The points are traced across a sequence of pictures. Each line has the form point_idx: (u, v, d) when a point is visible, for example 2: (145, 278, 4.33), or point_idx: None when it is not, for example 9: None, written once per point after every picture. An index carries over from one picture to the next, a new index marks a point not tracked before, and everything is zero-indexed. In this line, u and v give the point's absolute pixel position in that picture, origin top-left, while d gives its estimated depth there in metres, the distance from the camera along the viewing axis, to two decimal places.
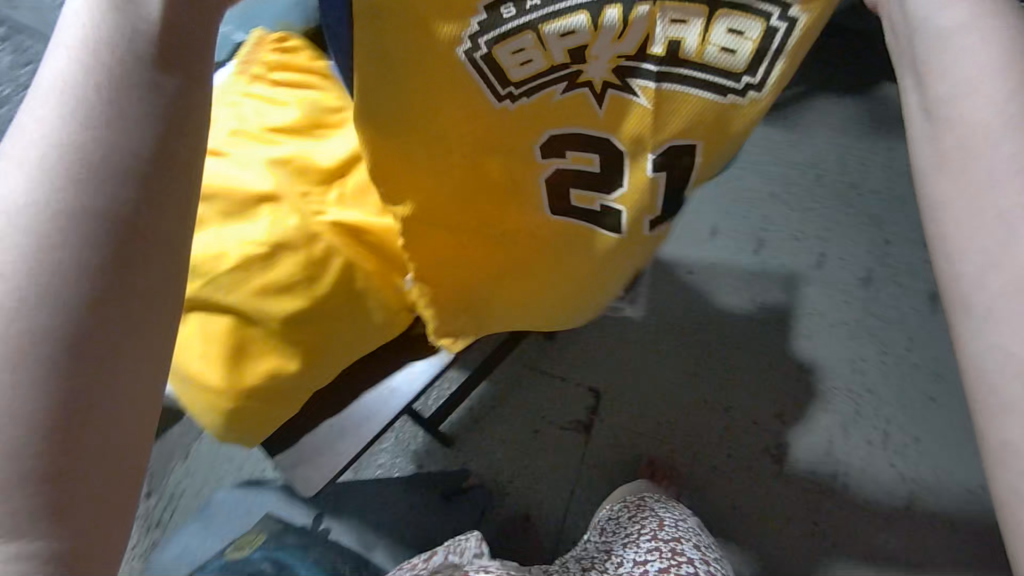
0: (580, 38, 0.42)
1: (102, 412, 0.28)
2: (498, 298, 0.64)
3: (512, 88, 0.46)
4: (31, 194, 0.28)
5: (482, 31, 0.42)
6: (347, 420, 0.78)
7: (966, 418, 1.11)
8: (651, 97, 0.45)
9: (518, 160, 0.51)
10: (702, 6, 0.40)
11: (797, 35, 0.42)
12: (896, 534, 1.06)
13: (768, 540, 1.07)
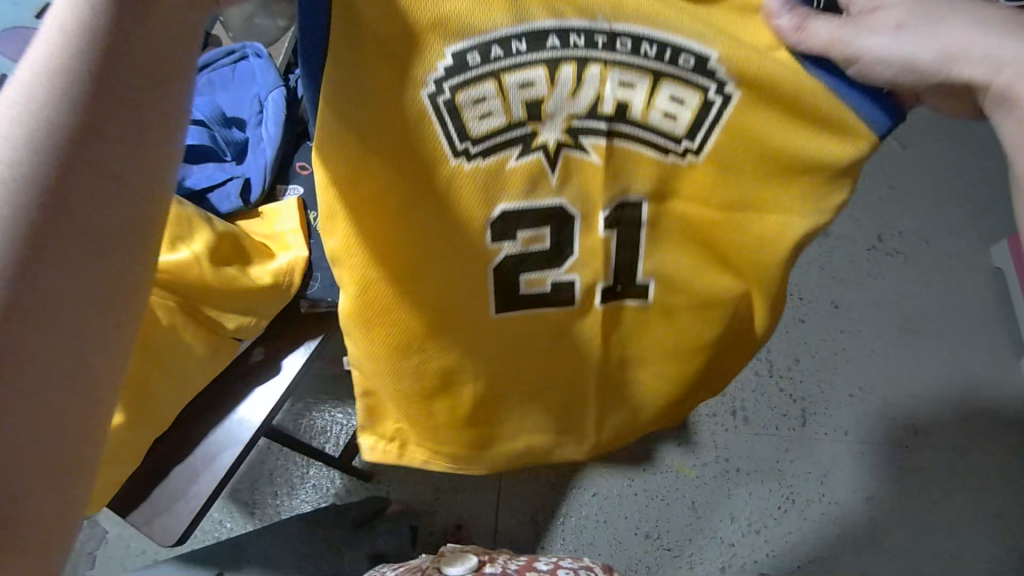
0: (539, 92, 0.44)
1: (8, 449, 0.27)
2: (444, 399, 0.59)
3: (471, 144, 0.45)
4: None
5: (447, 76, 0.42)
6: (205, 458, 0.67)
7: (859, 336, 1.21)
8: (601, 154, 0.48)
9: (464, 226, 0.49)
10: (649, 74, 0.44)
11: (732, 113, 0.47)
12: (799, 451, 1.13)
13: (693, 497, 1.11)
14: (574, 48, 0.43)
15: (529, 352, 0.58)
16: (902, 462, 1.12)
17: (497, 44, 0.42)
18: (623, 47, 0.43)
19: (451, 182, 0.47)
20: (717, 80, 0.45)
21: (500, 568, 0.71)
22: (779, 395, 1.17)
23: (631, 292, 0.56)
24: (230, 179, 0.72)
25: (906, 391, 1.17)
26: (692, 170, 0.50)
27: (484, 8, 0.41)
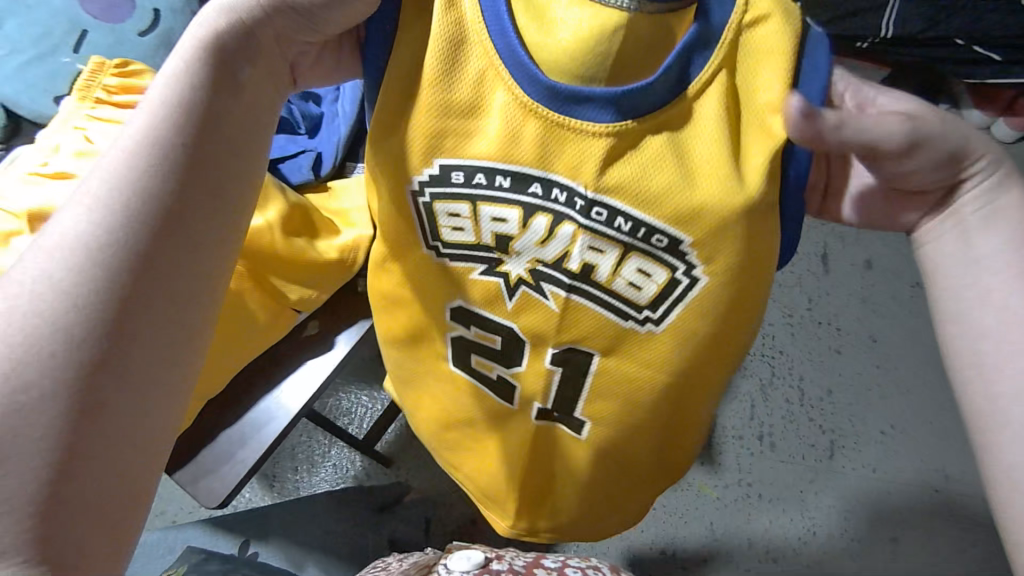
0: (508, 229, 0.46)
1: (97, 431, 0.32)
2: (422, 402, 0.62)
3: (441, 242, 0.49)
4: (86, 231, 0.34)
5: (430, 183, 0.46)
6: (250, 428, 0.67)
7: (901, 373, 1.16)
8: (560, 303, 0.49)
9: (430, 294, 0.53)
10: (621, 246, 0.45)
11: (697, 294, 0.47)
12: (824, 484, 1.10)
13: (712, 518, 1.09)
14: (554, 202, 0.45)
15: (478, 417, 0.59)
16: (931, 510, 1.08)
17: (483, 173, 0.45)
18: (598, 216, 0.44)
19: (426, 261, 0.51)
20: (687, 262, 0.46)
21: (508, 565, 0.66)
22: (810, 429, 1.14)
23: (568, 422, 0.57)
24: (302, 152, 0.73)
25: (941, 436, 1.11)
26: (648, 340, 0.50)
27: (483, 143, 0.44)
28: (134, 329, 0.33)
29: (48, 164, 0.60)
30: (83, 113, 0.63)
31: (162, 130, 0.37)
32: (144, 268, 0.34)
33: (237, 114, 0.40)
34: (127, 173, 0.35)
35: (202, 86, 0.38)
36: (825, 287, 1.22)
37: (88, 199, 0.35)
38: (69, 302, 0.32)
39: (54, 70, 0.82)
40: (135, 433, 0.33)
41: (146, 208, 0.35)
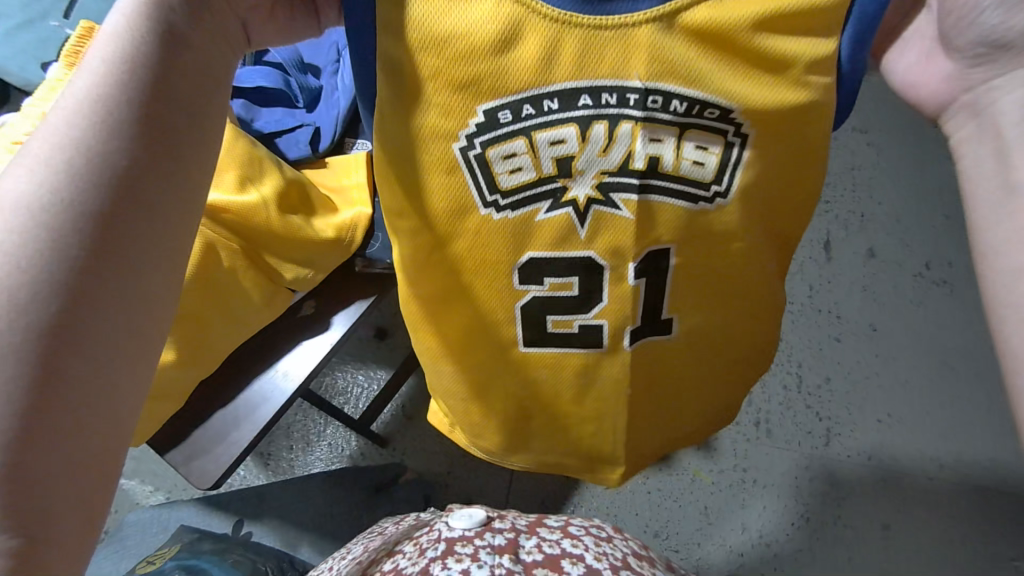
0: (569, 149, 0.46)
1: (69, 396, 0.32)
2: (484, 387, 0.59)
3: (500, 196, 0.48)
4: (37, 192, 0.33)
5: (478, 132, 0.46)
6: (242, 407, 0.67)
7: (900, 363, 1.14)
8: (634, 210, 0.47)
9: (490, 251, 0.50)
10: (674, 129, 0.46)
11: (752, 152, 0.47)
12: (819, 472, 1.10)
13: (704, 502, 1.09)
14: (607, 107, 0.45)
15: (556, 385, 0.57)
16: (924, 500, 1.07)
17: (530, 102, 0.44)
18: (654, 104, 0.44)
19: (479, 228, 0.49)
20: (735, 124, 0.46)
21: (509, 523, 0.60)
22: (807, 417, 1.13)
23: (657, 330, 0.54)
24: (301, 126, 0.71)
25: (936, 426, 1.10)
26: (722, 216, 0.49)
27: (519, 72, 0.44)
28: (92, 296, 0.33)
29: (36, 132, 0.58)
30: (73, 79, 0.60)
31: (106, 88, 0.36)
32: (110, 232, 0.34)
33: (188, 71, 0.39)
34: (78, 133, 0.35)
35: (148, 43, 0.38)
36: (829, 274, 1.20)
37: (32, 160, 0.34)
38: (12, 265, 0.32)
39: (42, 36, 0.79)
40: (96, 403, 0.33)
41: (95, 169, 0.34)
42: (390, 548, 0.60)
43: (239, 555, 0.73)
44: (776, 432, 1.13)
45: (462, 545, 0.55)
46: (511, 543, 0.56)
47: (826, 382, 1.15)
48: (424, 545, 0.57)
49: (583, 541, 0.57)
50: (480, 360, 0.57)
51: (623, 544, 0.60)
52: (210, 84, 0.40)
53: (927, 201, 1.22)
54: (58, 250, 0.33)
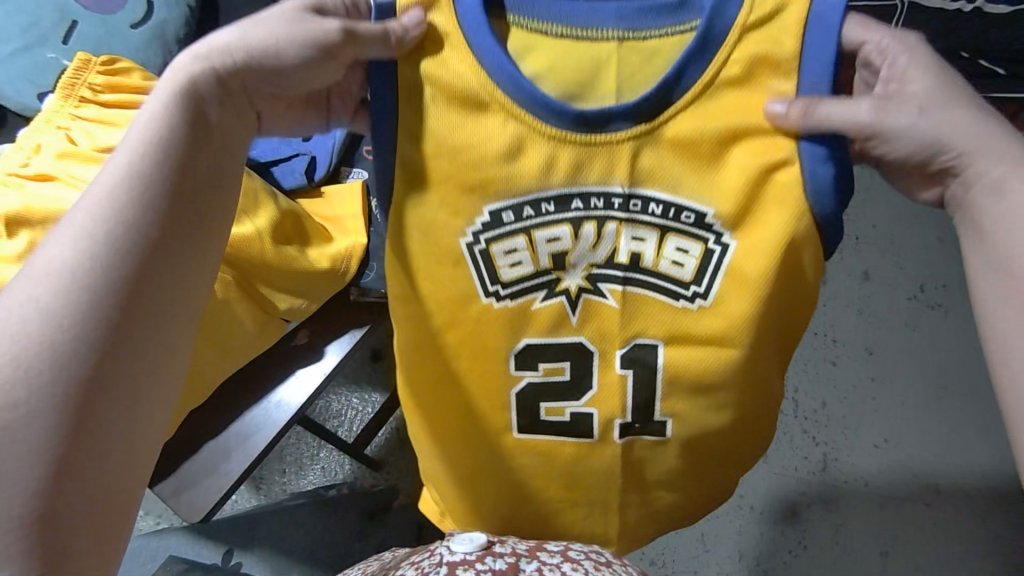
0: (563, 245, 0.48)
1: (88, 464, 0.34)
2: (476, 481, 0.58)
3: (500, 286, 0.49)
4: (73, 260, 0.36)
5: (483, 229, 0.47)
6: (235, 436, 0.66)
7: (895, 387, 1.14)
8: (619, 300, 0.49)
9: (484, 341, 0.51)
10: (654, 228, 0.47)
11: (734, 256, 0.47)
12: (817, 497, 1.09)
13: (700, 529, 1.08)
14: (595, 210, 0.47)
15: (550, 475, 0.56)
16: (921, 525, 1.06)
17: (530, 205, 0.46)
18: (636, 207, 0.46)
19: (478, 317, 0.50)
20: (715, 231, 0.47)
21: (510, 547, 0.56)
22: (803, 443, 1.13)
23: (650, 430, 0.54)
24: (296, 155, 0.72)
25: (934, 449, 1.10)
26: (701, 320, 0.49)
27: (524, 177, 0.46)
28: (122, 359, 0.36)
29: (28, 164, 0.58)
30: (67, 111, 0.61)
31: (142, 165, 0.38)
32: (133, 304, 0.37)
33: (212, 147, 0.42)
34: (112, 208, 0.37)
35: (181, 121, 0.40)
36: (824, 296, 1.20)
37: (72, 228, 0.37)
38: (54, 323, 0.34)
39: (38, 64, 0.80)
40: (113, 457, 0.35)
41: (125, 244, 0.37)
42: (387, 574, 0.55)
43: None
44: (771, 457, 1.12)
45: (463, 570, 0.51)
46: (512, 569, 0.52)
47: (820, 406, 1.15)
48: (419, 570, 0.52)
49: (583, 565, 0.54)
50: (474, 446, 0.56)
51: (623, 569, 0.56)
52: (231, 162, 0.43)
53: (921, 222, 1.23)
54: (90, 318, 0.35)
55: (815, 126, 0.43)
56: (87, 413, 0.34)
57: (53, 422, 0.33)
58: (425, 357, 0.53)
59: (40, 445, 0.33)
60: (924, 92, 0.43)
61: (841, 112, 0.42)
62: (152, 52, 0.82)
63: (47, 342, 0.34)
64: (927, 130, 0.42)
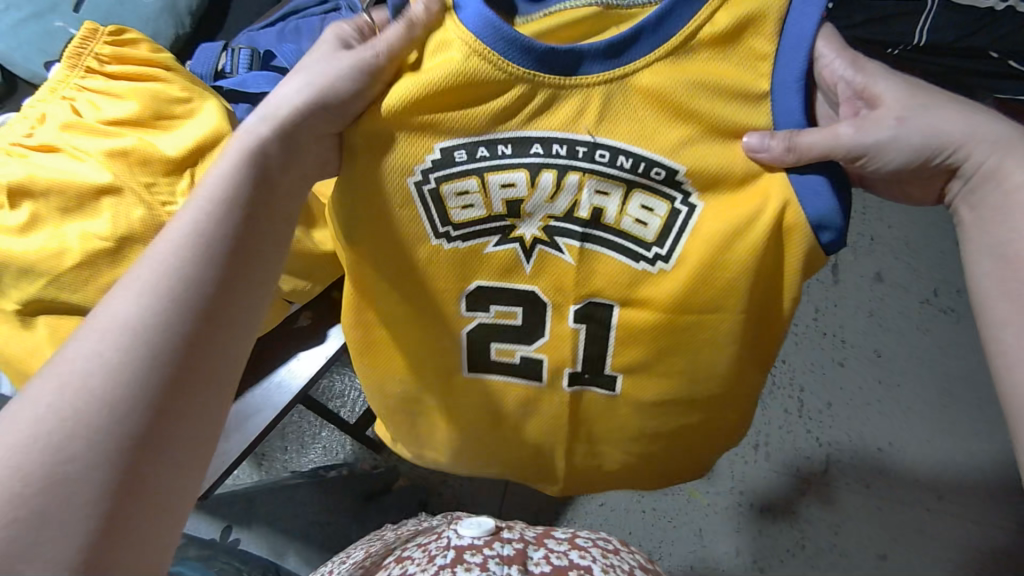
0: (518, 192, 0.47)
1: (140, 502, 0.34)
2: (428, 410, 0.59)
3: (451, 228, 0.48)
4: (143, 311, 0.37)
5: (433, 168, 0.46)
6: (235, 414, 0.66)
7: (902, 391, 1.13)
8: (576, 255, 0.49)
9: (436, 279, 0.50)
10: (620, 184, 0.46)
11: (699, 218, 0.47)
12: (815, 497, 1.09)
13: (697, 524, 1.08)
14: (557, 157, 0.45)
15: (501, 411, 0.57)
16: (920, 530, 1.05)
17: (485, 146, 0.45)
18: (601, 158, 0.45)
19: (425, 262, 0.50)
20: (683, 190, 0.46)
21: (518, 534, 0.56)
22: (805, 442, 1.12)
23: (600, 382, 0.54)
24: None
25: (937, 455, 1.09)
26: (661, 279, 0.49)
27: (478, 114, 0.44)
28: (174, 412, 0.36)
29: (32, 135, 0.58)
30: (74, 82, 0.60)
31: (205, 221, 0.40)
32: (194, 352, 0.38)
33: (267, 208, 0.43)
34: (177, 260, 0.39)
35: (243, 182, 0.42)
36: (833, 297, 1.19)
37: (135, 289, 0.38)
38: (116, 383, 0.35)
39: (49, 32, 0.79)
40: (160, 509, 0.35)
41: (188, 294, 0.38)
42: (395, 556, 0.55)
43: (224, 564, 0.75)
44: (774, 454, 1.12)
45: (471, 554, 0.51)
46: (520, 555, 0.51)
47: (824, 406, 1.13)
48: (426, 553, 0.52)
49: (591, 552, 0.53)
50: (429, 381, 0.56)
51: (630, 557, 0.55)
52: (283, 216, 0.45)
53: (936, 226, 1.21)
54: (156, 363, 0.36)
55: (800, 153, 0.43)
56: (149, 462, 0.35)
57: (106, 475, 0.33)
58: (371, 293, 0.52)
59: (94, 497, 0.33)
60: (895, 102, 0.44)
61: (824, 142, 0.43)
62: (164, 23, 0.81)
63: (111, 386, 0.35)
64: (915, 133, 0.43)
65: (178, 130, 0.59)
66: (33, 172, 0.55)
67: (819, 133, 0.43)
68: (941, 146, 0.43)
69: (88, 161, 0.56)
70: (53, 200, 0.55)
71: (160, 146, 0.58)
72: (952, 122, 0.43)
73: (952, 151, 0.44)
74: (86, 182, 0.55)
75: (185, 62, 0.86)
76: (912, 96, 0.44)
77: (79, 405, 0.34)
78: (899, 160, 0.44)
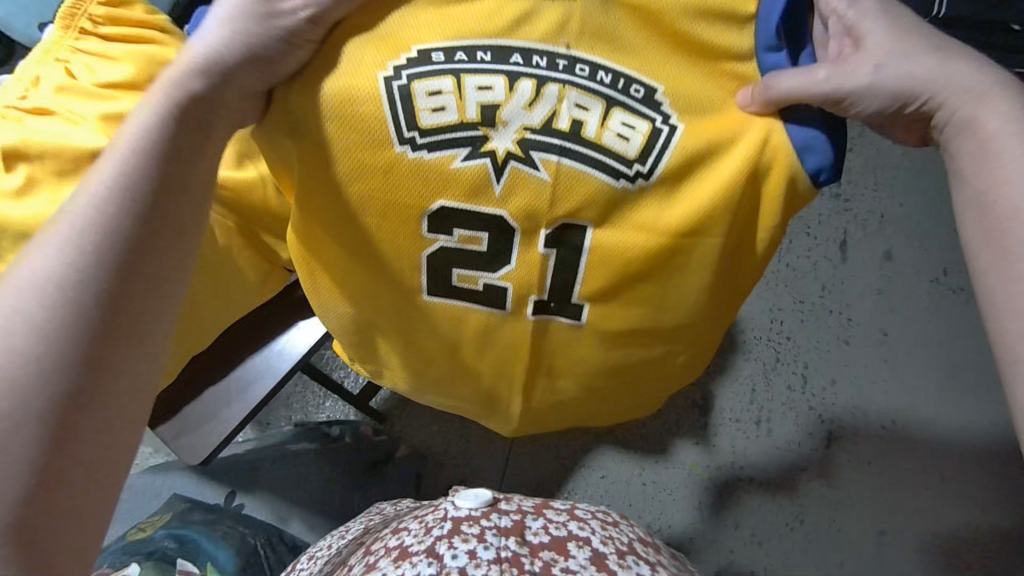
0: (496, 96, 0.45)
1: (59, 494, 0.35)
2: (382, 326, 0.59)
3: (417, 134, 0.46)
4: (30, 307, 0.36)
5: (408, 65, 0.45)
6: (237, 382, 0.67)
7: (908, 370, 1.12)
8: (552, 172, 0.47)
9: (397, 202, 0.49)
10: (600, 99, 0.45)
11: (682, 137, 0.47)
12: (816, 474, 1.09)
13: (695, 499, 1.09)
14: (539, 68, 0.45)
15: (464, 336, 0.57)
16: (920, 508, 1.06)
17: (463, 50, 0.45)
18: (581, 71, 0.45)
19: (388, 177, 0.48)
20: (663, 111, 0.46)
21: (516, 505, 0.56)
22: (809, 419, 1.12)
23: (566, 311, 0.55)
24: None
25: (939, 434, 1.09)
26: (645, 198, 0.49)
27: (471, 24, 0.44)
28: (83, 405, 0.36)
29: (26, 98, 0.57)
30: (68, 44, 0.59)
31: (102, 211, 0.40)
32: (97, 341, 0.37)
33: (170, 192, 0.42)
34: (74, 252, 0.38)
35: (143, 168, 0.42)
36: (841, 275, 1.17)
37: (54, 245, 0.38)
38: (40, 341, 0.36)
39: None
40: (86, 470, 0.36)
41: (80, 286, 0.38)
42: (392, 527, 0.56)
43: (229, 527, 0.77)
44: (778, 432, 1.11)
45: (468, 526, 0.51)
46: (518, 527, 0.52)
47: (828, 382, 1.13)
48: (424, 524, 0.53)
49: (590, 524, 0.54)
50: (384, 300, 0.56)
51: (628, 529, 0.56)
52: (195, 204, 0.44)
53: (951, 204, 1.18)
54: (52, 354, 0.36)
55: (781, 96, 0.46)
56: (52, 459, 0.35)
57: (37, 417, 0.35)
58: (320, 210, 0.51)
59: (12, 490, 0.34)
60: (873, 47, 0.49)
61: (802, 83, 0.46)
62: None
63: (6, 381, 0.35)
64: (890, 79, 0.49)
65: None
66: (32, 138, 0.55)
67: (802, 74, 0.47)
68: (914, 94, 0.49)
69: (86, 127, 0.55)
70: (49, 164, 0.55)
71: None
72: (926, 69, 0.48)
73: (925, 98, 0.49)
74: (82, 146, 0.55)
75: (183, 27, 0.85)
76: (893, 44, 0.49)
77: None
78: (876, 103, 0.49)
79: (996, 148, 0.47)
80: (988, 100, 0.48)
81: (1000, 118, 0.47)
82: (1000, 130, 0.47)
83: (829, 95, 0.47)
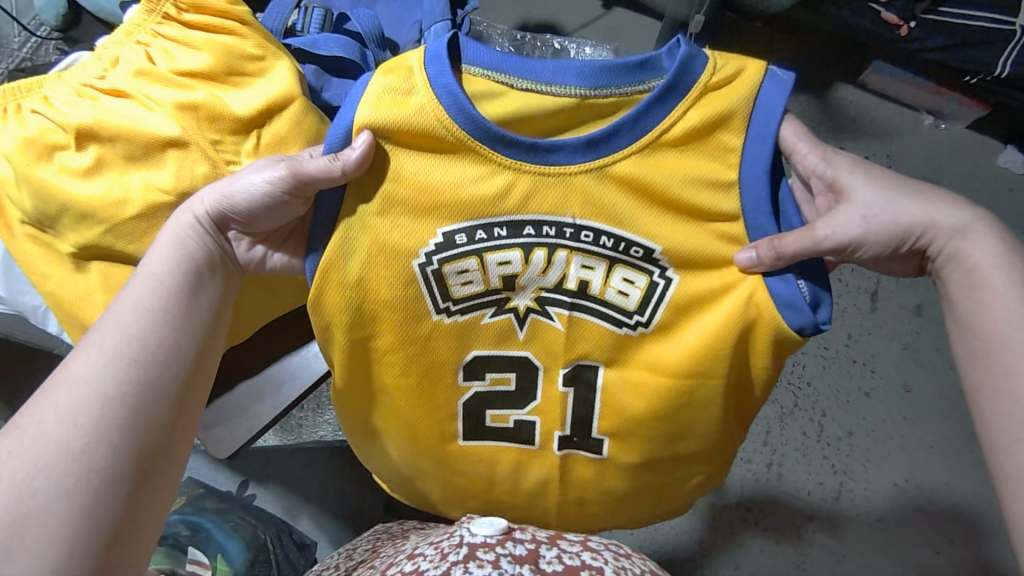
0: (514, 269, 0.51)
1: (123, 537, 0.41)
2: (417, 473, 0.62)
3: (451, 303, 0.52)
4: (66, 396, 0.42)
5: (436, 250, 0.50)
6: (269, 381, 0.67)
7: (928, 428, 1.10)
8: (565, 323, 0.53)
9: (437, 355, 0.54)
10: (604, 260, 0.51)
11: (675, 291, 0.52)
12: (823, 526, 1.07)
13: (700, 536, 1.07)
14: (548, 237, 0.50)
15: (493, 477, 0.61)
16: (925, 571, 1.04)
17: (483, 229, 0.49)
18: (586, 238, 0.50)
19: (432, 334, 0.53)
20: (661, 266, 0.51)
21: (530, 534, 0.55)
22: (826, 489, 1.09)
23: (587, 445, 0.58)
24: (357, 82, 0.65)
25: (952, 498, 1.07)
26: (644, 344, 0.54)
27: (477, 186, 0.48)
28: (131, 463, 0.42)
29: (105, 77, 0.57)
30: (150, 27, 0.58)
31: (138, 314, 0.46)
32: (134, 414, 0.43)
33: (189, 297, 0.49)
34: (114, 351, 0.44)
35: (171, 281, 0.49)
36: (870, 324, 1.16)
37: (98, 354, 0.44)
38: (70, 422, 0.41)
39: None
40: (140, 517, 0.42)
41: (119, 376, 0.43)
42: (406, 552, 0.55)
43: (241, 518, 0.77)
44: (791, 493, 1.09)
45: (484, 552, 0.50)
46: (531, 555, 0.51)
47: (844, 436, 1.11)
48: (437, 548, 0.52)
49: (603, 555, 0.53)
50: (419, 449, 0.59)
51: (642, 561, 0.55)
52: (211, 302, 0.51)
53: None
54: (90, 426, 0.41)
55: (787, 258, 0.47)
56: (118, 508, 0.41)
57: (91, 492, 0.40)
58: (367, 363, 0.55)
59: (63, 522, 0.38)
60: (855, 199, 0.50)
61: (806, 244, 0.47)
62: None
63: (55, 446, 0.40)
64: (882, 228, 0.49)
65: (248, 90, 0.57)
66: (107, 122, 0.55)
67: (800, 235, 0.48)
68: (907, 235, 0.50)
69: (157, 116, 0.55)
70: (119, 147, 0.55)
71: (228, 106, 0.56)
72: (911, 212, 0.49)
73: (917, 237, 0.50)
74: (154, 134, 0.55)
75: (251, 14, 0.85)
76: (879, 198, 0.50)
77: (34, 464, 0.39)
78: (876, 248, 0.50)
79: (985, 279, 0.48)
80: (973, 233, 0.49)
81: (985, 251, 0.48)
82: (985, 262, 0.48)
83: (829, 250, 0.48)
